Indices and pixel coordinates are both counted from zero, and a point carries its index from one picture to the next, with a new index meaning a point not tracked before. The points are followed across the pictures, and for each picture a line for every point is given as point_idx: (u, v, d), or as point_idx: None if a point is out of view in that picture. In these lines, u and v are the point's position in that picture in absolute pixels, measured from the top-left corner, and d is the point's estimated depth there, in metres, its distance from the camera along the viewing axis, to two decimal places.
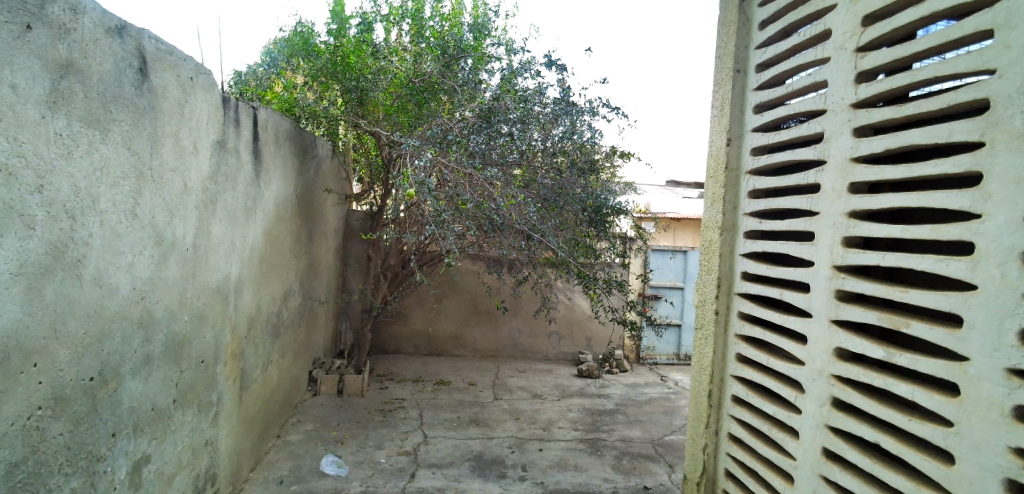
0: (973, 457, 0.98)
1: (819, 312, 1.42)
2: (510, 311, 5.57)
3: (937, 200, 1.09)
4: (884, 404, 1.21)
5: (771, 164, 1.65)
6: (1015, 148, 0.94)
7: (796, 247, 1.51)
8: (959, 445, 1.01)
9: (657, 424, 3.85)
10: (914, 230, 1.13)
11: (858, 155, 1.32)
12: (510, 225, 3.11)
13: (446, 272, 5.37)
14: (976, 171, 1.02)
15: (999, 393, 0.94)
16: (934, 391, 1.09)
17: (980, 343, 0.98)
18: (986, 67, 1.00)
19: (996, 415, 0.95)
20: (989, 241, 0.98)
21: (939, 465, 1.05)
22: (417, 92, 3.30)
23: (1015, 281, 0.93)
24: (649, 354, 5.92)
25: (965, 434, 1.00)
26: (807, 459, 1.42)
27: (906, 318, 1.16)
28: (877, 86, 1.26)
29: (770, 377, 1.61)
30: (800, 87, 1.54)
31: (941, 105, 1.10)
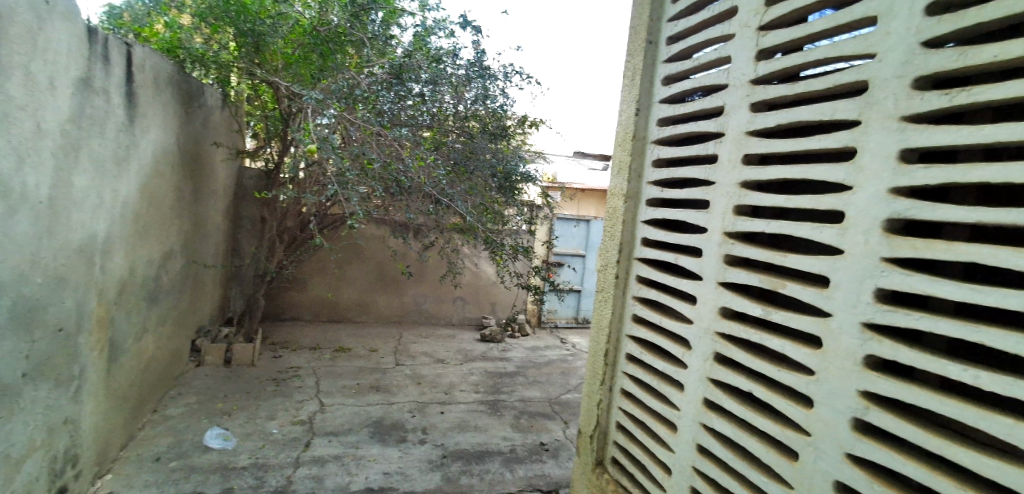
0: (829, 399, 1.26)
1: (709, 275, 1.60)
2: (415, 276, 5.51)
3: (822, 172, 1.33)
4: (760, 357, 1.44)
5: (675, 135, 1.77)
6: (886, 128, 1.18)
7: (692, 214, 1.67)
8: (818, 390, 1.29)
9: (553, 384, 4.11)
10: (798, 200, 1.36)
11: (753, 128, 1.50)
12: (420, 188, 3.07)
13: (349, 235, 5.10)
14: (853, 147, 1.26)
15: (855, 345, 1.22)
16: (799, 344, 1.36)
17: (843, 299, 1.26)
18: (870, 51, 1.22)
19: (851, 364, 1.23)
20: (857, 211, 1.25)
21: (803, 410, 1.32)
22: (321, 42, 2.96)
23: (874, 245, 1.20)
24: (550, 317, 6.25)
25: (824, 382, 1.28)
26: (690, 409, 1.63)
27: (783, 280, 1.40)
28: (774, 64, 1.45)
29: (661, 336, 1.78)
30: (706, 62, 1.68)
31: (829, 85, 1.31)
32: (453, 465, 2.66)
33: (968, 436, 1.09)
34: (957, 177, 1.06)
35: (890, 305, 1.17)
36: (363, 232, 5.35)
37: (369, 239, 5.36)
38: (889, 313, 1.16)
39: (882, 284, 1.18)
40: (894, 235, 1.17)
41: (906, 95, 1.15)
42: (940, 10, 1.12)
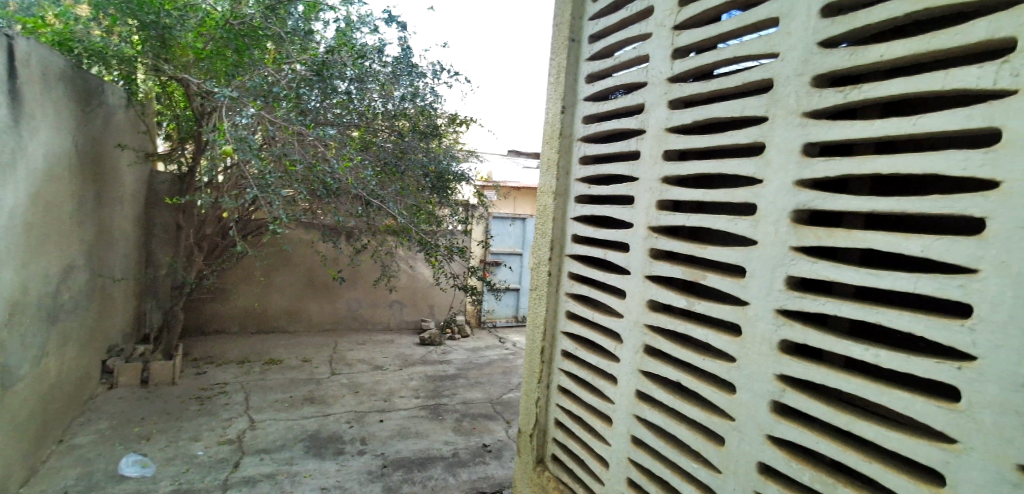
0: (749, 384, 1.35)
1: (636, 269, 1.64)
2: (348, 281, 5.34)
3: (734, 166, 1.42)
4: (684, 347, 1.50)
5: (600, 132, 1.80)
6: (789, 122, 1.30)
7: (618, 210, 1.71)
8: (739, 376, 1.37)
9: (495, 384, 4.11)
10: (714, 193, 1.45)
11: (671, 125, 1.57)
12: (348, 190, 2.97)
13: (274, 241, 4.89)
14: (761, 141, 1.37)
15: (769, 331, 1.32)
16: (720, 332, 1.43)
17: (758, 286, 1.35)
18: (773, 51, 1.33)
19: (767, 348, 1.32)
20: (767, 202, 1.35)
21: (726, 395, 1.39)
22: (234, 36, 2.77)
23: (783, 234, 1.30)
24: (489, 317, 6.24)
25: (744, 367, 1.37)
26: (623, 401, 1.67)
27: (703, 272, 1.47)
28: (689, 63, 1.52)
29: (593, 330, 1.81)
30: (626, 60, 1.73)
31: (739, 83, 1.41)
32: (394, 474, 2.59)
33: (863, 409, 1.23)
34: (855, 168, 1.19)
35: (799, 291, 1.27)
36: (289, 237, 5.12)
37: (295, 244, 5.15)
38: (799, 299, 1.26)
39: (792, 271, 1.27)
40: (800, 225, 1.27)
41: (805, 92, 1.27)
42: (833, 12, 1.24)
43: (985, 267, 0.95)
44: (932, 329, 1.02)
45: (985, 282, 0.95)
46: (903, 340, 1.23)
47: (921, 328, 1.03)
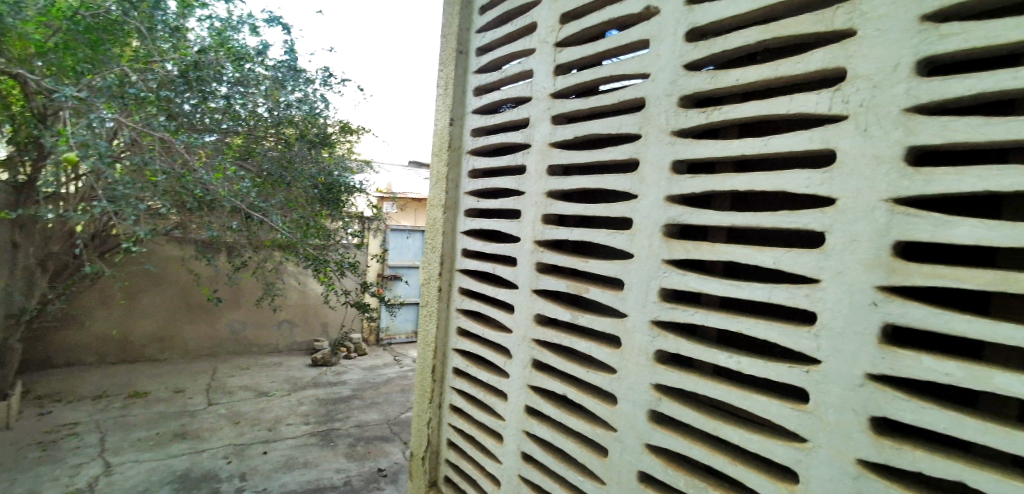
0: (629, 394, 1.40)
1: (523, 283, 1.64)
2: (227, 302, 5.36)
3: (611, 182, 1.48)
4: (570, 360, 1.53)
5: (488, 145, 1.78)
6: (660, 141, 1.40)
7: (506, 224, 1.71)
8: (620, 386, 1.42)
9: (392, 403, 4.07)
10: (594, 208, 1.50)
11: (555, 140, 1.59)
12: (223, 202, 2.81)
13: (137, 262, 4.81)
14: (636, 158, 1.45)
15: (646, 342, 1.39)
16: (602, 344, 1.48)
17: (634, 299, 1.43)
18: (644, 71, 1.44)
19: (644, 359, 1.39)
20: (643, 217, 1.42)
21: (608, 406, 1.43)
22: (85, 29, 2.46)
23: (656, 248, 1.39)
24: (387, 335, 6.55)
25: (625, 378, 1.42)
26: (513, 418, 1.66)
27: (586, 285, 1.52)
28: (571, 79, 1.57)
29: (484, 347, 1.78)
30: (512, 74, 1.74)
31: (615, 101, 1.48)
32: None
33: (725, 412, 1.34)
34: (716, 185, 1.30)
35: (671, 303, 1.36)
36: (152, 255, 5.01)
37: (161, 261, 5.06)
38: (671, 310, 1.35)
39: (664, 283, 1.37)
40: (670, 239, 1.37)
41: (674, 111, 1.38)
42: (697, 37, 1.36)
43: (825, 276, 1.16)
44: (784, 335, 1.22)
45: (824, 292, 1.16)
46: (761, 346, 1.35)
47: (775, 333, 1.22)
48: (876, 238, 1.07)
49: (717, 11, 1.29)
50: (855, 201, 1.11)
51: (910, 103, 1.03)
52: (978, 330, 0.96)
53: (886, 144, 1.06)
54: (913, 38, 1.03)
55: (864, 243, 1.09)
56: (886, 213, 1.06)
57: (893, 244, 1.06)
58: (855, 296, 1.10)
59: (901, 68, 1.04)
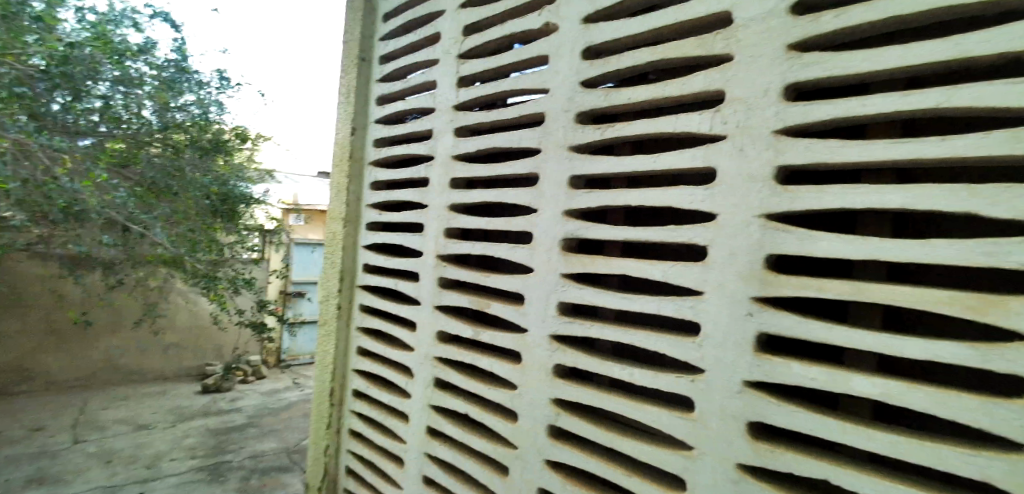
0: (529, 410, 1.43)
1: (426, 299, 1.62)
2: (96, 327, 5.25)
3: (512, 196, 1.48)
4: (471, 377, 1.54)
5: (391, 156, 1.75)
6: (559, 156, 1.41)
7: (408, 237, 1.68)
8: (520, 403, 1.45)
9: (291, 430, 4.15)
10: (496, 222, 1.50)
11: (458, 153, 1.57)
12: (92, 211, 2.83)
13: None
14: (536, 173, 1.46)
15: (546, 356, 1.42)
16: (504, 360, 1.49)
17: (534, 314, 1.44)
18: (542, 87, 1.45)
19: (544, 374, 1.42)
20: (543, 231, 1.43)
21: (508, 424, 1.46)
22: None
23: (554, 262, 1.41)
24: (291, 356, 6.65)
25: (525, 394, 1.44)
26: (414, 440, 1.65)
27: (488, 300, 1.52)
28: (473, 91, 1.55)
29: (386, 367, 1.76)
30: (415, 85, 1.72)
31: (516, 115, 1.48)
32: None
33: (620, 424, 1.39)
34: (610, 200, 1.35)
35: (569, 317, 1.39)
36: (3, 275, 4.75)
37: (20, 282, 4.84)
38: (568, 323, 1.38)
39: (563, 298, 1.39)
40: (568, 253, 1.39)
41: (571, 127, 1.40)
42: (593, 55, 1.40)
43: (708, 289, 1.24)
44: (674, 346, 1.27)
45: (708, 303, 1.24)
46: (654, 357, 1.40)
47: (665, 344, 1.27)
48: (752, 253, 1.17)
49: (610, 31, 1.34)
50: (732, 217, 1.21)
51: (778, 125, 1.14)
52: (836, 337, 1.06)
53: (758, 164, 1.17)
54: (780, 66, 1.14)
55: (741, 258, 1.19)
56: (759, 228, 1.17)
57: (766, 257, 1.16)
58: (734, 308, 1.19)
59: (770, 93, 1.15)
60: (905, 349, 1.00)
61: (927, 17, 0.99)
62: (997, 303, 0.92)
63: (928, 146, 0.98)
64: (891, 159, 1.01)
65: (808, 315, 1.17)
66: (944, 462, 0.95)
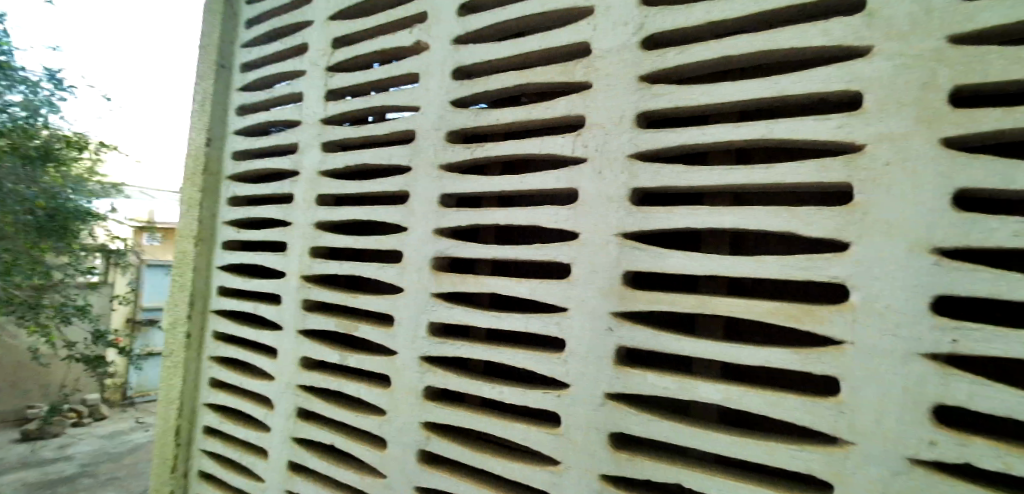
0: (399, 436, 1.43)
1: (288, 324, 1.56)
2: None
3: (381, 214, 1.44)
4: (338, 405, 1.51)
5: (251, 171, 1.66)
6: (430, 176, 1.38)
7: (270, 257, 1.59)
8: (390, 429, 1.44)
9: (132, 478, 3.93)
10: (364, 241, 1.45)
11: (325, 169, 1.51)
12: None
13: None
14: (406, 191, 1.42)
15: (417, 378, 1.40)
16: (372, 385, 1.47)
17: (404, 336, 1.42)
18: (413, 104, 1.43)
19: (414, 398, 1.41)
20: (413, 250, 1.40)
21: (378, 452, 1.45)
22: None
23: (425, 281, 1.39)
24: (140, 392, 6.13)
25: (395, 420, 1.43)
26: (275, 477, 1.59)
27: (356, 322, 1.48)
28: (342, 106, 1.50)
29: (244, 399, 1.67)
30: (280, 95, 1.63)
31: (386, 132, 1.44)
32: None
33: (490, 441, 1.41)
34: (479, 219, 1.34)
35: (439, 338, 1.38)
36: None
37: None
38: (439, 345, 1.37)
39: (433, 318, 1.37)
40: (438, 273, 1.37)
41: (442, 146, 1.38)
42: (465, 76, 1.40)
43: (571, 305, 1.27)
44: (539, 362, 1.29)
45: (572, 319, 1.26)
46: (524, 375, 1.41)
47: (532, 361, 1.28)
48: (610, 270, 1.22)
49: (479, 53, 1.36)
50: (593, 236, 1.25)
51: (632, 150, 1.21)
52: (685, 347, 1.13)
53: (615, 187, 1.22)
54: (633, 95, 1.21)
55: (601, 274, 1.23)
56: (617, 246, 1.22)
57: (622, 274, 1.21)
58: (595, 322, 1.23)
59: (624, 121, 1.22)
60: (743, 355, 1.09)
61: (758, 59, 1.13)
62: (813, 312, 1.04)
63: (755, 173, 1.09)
64: (725, 184, 1.11)
65: (661, 327, 1.23)
66: (776, 458, 1.05)
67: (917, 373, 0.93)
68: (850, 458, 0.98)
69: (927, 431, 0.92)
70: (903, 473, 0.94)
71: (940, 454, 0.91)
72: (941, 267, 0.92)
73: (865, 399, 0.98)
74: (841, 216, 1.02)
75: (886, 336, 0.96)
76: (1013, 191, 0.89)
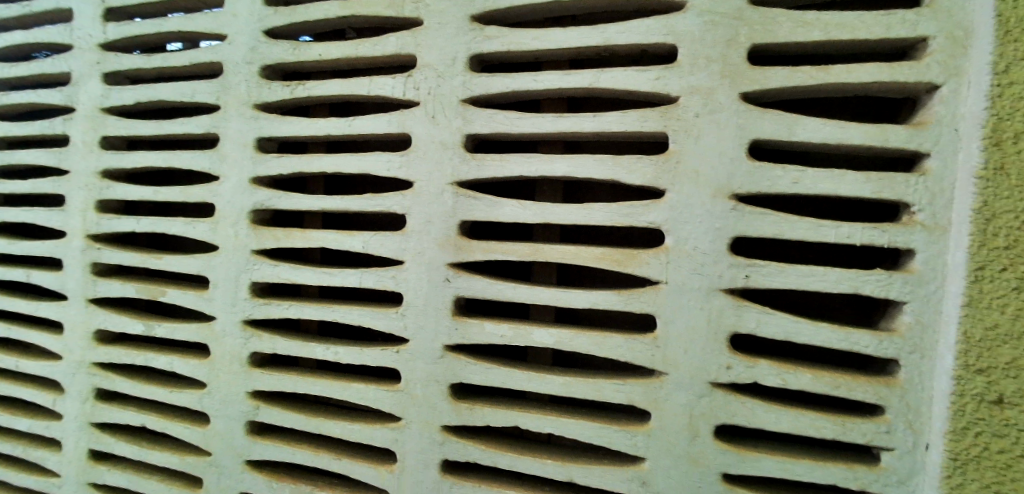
0: (223, 410, 1.29)
1: (75, 293, 1.34)
2: None
3: (187, 160, 1.26)
4: (146, 382, 1.34)
5: (10, 106, 1.39)
6: (242, 115, 1.21)
7: (44, 214, 1.35)
8: (211, 403, 1.30)
9: None
10: (165, 192, 1.26)
11: (109, 105, 1.29)
12: None
13: None
14: (214, 133, 1.24)
15: (240, 345, 1.26)
16: (188, 357, 1.31)
17: (222, 300, 1.26)
18: (219, 32, 1.23)
19: (238, 365, 1.27)
20: (226, 202, 1.24)
21: (198, 429, 1.31)
22: None
23: (242, 238, 1.23)
24: None
25: (216, 392, 1.29)
26: (74, 470, 1.40)
27: (163, 286, 1.30)
28: (126, 28, 1.27)
29: (25, 385, 1.44)
30: (43, 11, 1.35)
31: (185, 62, 1.24)
32: None
33: (329, 405, 1.34)
34: (303, 166, 1.21)
35: (263, 299, 1.25)
36: None
37: None
38: (263, 306, 1.24)
39: (255, 278, 1.23)
40: (258, 227, 1.23)
41: (256, 82, 1.21)
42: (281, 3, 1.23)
43: (407, 258, 1.18)
44: (374, 318, 1.21)
45: (409, 273, 1.18)
46: (360, 332, 1.35)
47: (365, 318, 1.21)
48: (446, 221, 1.14)
49: None
50: (427, 185, 1.15)
51: (465, 94, 1.12)
52: (520, 294, 1.12)
53: (448, 133, 1.13)
54: (465, 36, 1.12)
55: (436, 225, 1.15)
56: (452, 196, 1.14)
57: (458, 224, 1.14)
58: (432, 274, 1.17)
59: (457, 63, 1.12)
60: (573, 299, 1.10)
61: (581, 7, 1.11)
62: (634, 255, 1.06)
63: (584, 119, 1.05)
64: (555, 131, 1.07)
65: (498, 276, 1.21)
66: (601, 393, 1.11)
67: (717, 308, 1.02)
68: (663, 387, 1.06)
69: (725, 357, 1.02)
70: (705, 396, 1.04)
71: (734, 376, 1.02)
72: (737, 212, 0.99)
73: (675, 333, 1.04)
74: (657, 163, 1.02)
75: (692, 275, 1.02)
76: (795, 142, 0.97)
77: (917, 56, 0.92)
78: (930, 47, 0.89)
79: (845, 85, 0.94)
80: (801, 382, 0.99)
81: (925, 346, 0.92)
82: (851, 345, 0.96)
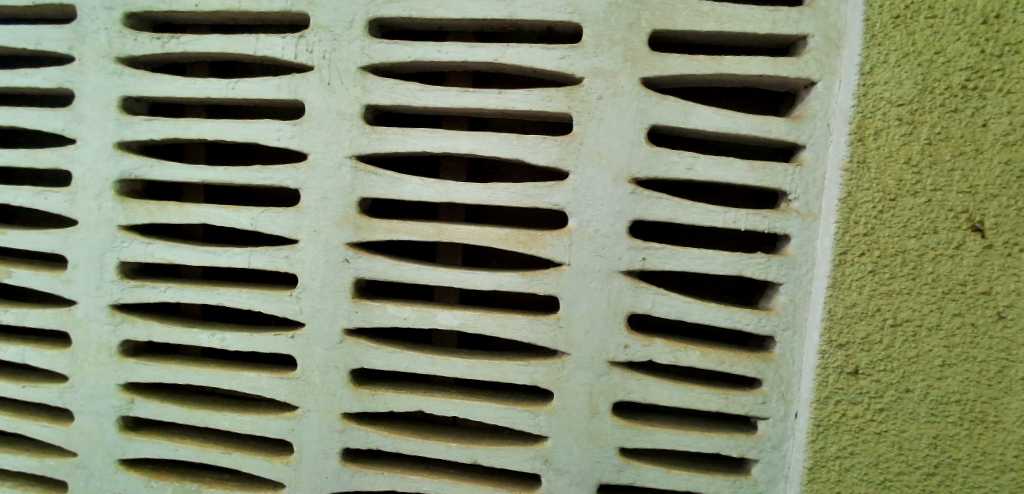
0: (88, 405, 1.16)
1: None
2: None
3: (33, 118, 1.10)
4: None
5: None
6: (101, 69, 1.07)
7: None
8: (74, 398, 1.16)
9: None
10: (8, 156, 1.10)
11: None
12: None
13: None
14: (68, 88, 1.09)
15: (107, 331, 1.13)
16: (44, 346, 1.17)
17: (84, 282, 1.12)
18: None
19: (105, 355, 1.14)
20: (86, 170, 1.09)
21: (59, 427, 1.18)
22: None
23: (107, 211, 1.09)
24: None
25: (79, 386, 1.15)
26: None
27: (11, 267, 1.14)
28: None
29: None
30: None
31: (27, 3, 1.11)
32: None
33: (218, 396, 1.24)
34: (179, 131, 1.08)
35: (135, 281, 1.12)
36: None
37: None
38: (135, 289, 1.11)
39: (124, 256, 1.10)
40: (126, 199, 1.09)
41: (118, 32, 1.07)
42: None
43: (302, 236, 1.10)
44: (264, 301, 1.12)
45: (303, 253, 1.10)
46: (253, 317, 1.25)
47: (254, 301, 1.12)
48: (344, 197, 1.08)
49: None
50: (323, 158, 1.07)
51: (364, 61, 1.05)
52: (423, 276, 1.08)
53: (346, 102, 1.06)
54: None
55: (334, 201, 1.08)
56: (350, 170, 1.07)
57: (357, 201, 1.08)
58: (329, 254, 1.09)
59: (355, 26, 1.05)
60: (477, 279, 1.08)
61: None
62: (539, 237, 1.05)
63: (489, 96, 1.02)
64: (459, 106, 1.03)
65: (401, 257, 1.16)
66: (506, 375, 1.10)
67: (616, 288, 1.04)
68: (565, 367, 1.08)
69: (622, 337, 1.05)
70: (604, 374, 1.07)
71: (630, 355, 1.05)
72: (636, 196, 1.01)
73: (577, 313, 1.06)
74: (561, 144, 1.02)
75: (594, 257, 1.04)
76: (689, 129, 1.00)
77: (797, 53, 0.98)
78: (809, 44, 0.95)
79: (734, 75, 0.98)
80: (691, 359, 1.04)
81: (796, 323, 1.00)
82: (734, 323, 1.02)
